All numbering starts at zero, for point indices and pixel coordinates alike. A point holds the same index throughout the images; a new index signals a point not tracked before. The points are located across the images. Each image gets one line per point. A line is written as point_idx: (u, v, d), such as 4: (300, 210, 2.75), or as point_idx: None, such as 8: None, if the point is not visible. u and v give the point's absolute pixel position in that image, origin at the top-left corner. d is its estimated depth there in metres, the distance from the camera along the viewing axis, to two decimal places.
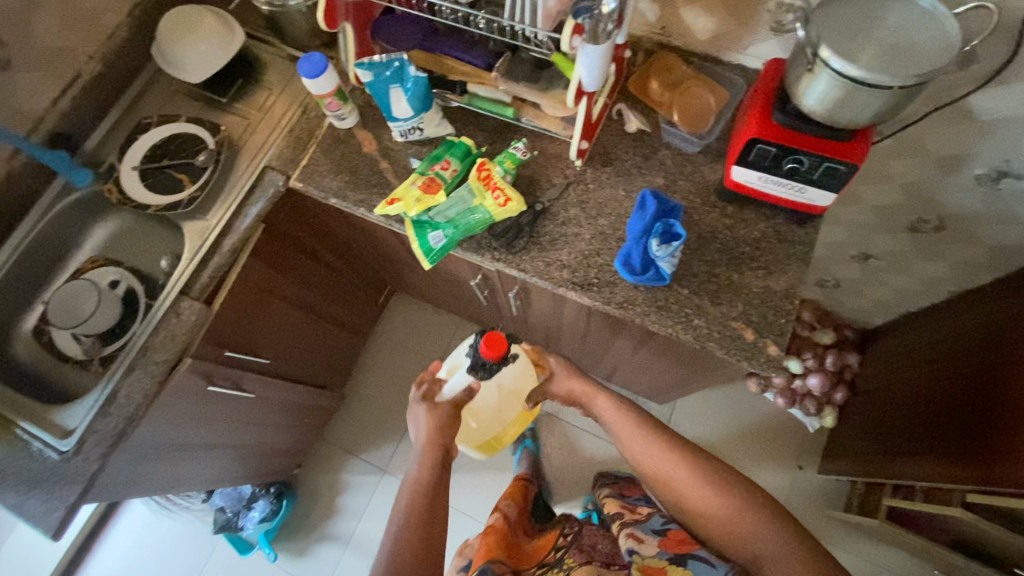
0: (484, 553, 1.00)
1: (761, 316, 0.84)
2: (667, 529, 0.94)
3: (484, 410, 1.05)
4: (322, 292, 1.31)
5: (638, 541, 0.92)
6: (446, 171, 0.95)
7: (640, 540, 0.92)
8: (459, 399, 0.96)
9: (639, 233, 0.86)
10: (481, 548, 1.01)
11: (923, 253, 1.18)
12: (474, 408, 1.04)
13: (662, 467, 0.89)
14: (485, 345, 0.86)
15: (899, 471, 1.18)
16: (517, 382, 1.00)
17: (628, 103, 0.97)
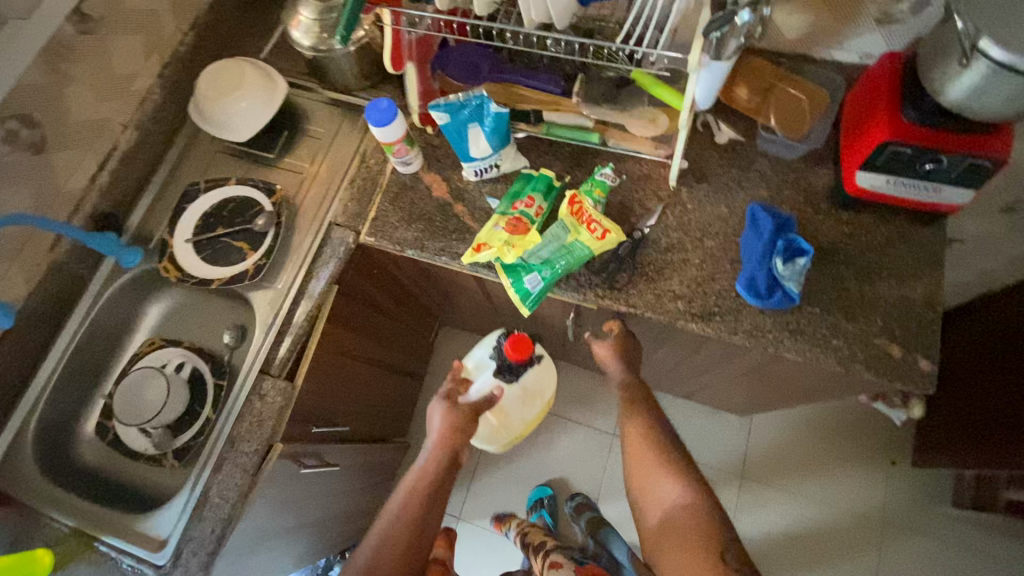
0: None
1: (904, 329, 0.78)
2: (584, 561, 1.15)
3: (511, 412, 1.17)
4: (385, 344, 1.23)
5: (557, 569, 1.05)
6: (532, 208, 0.88)
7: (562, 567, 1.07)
8: (479, 403, 1.02)
9: (759, 255, 0.80)
10: None
11: (1016, 233, 1.12)
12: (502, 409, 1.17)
13: (647, 467, 0.86)
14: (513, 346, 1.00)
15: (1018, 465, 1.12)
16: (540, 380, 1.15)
17: (714, 113, 0.91)
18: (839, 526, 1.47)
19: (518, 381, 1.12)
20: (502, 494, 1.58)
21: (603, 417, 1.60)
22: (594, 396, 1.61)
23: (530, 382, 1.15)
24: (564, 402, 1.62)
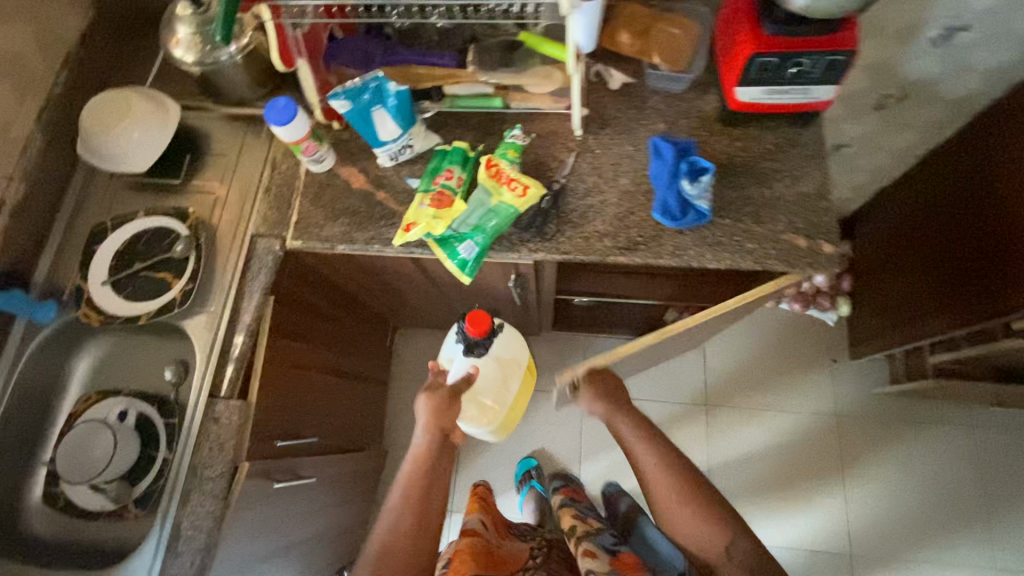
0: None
1: (806, 220, 0.86)
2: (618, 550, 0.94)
3: (495, 390, 1.15)
4: (339, 351, 1.22)
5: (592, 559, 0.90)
6: (456, 177, 0.90)
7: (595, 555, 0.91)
8: (459, 385, 1.04)
9: (667, 179, 0.86)
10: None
11: (890, 127, 1.25)
12: (481, 390, 1.14)
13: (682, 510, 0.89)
14: (471, 323, 1.02)
15: (935, 329, 1.23)
16: (511, 347, 1.14)
17: (604, 61, 0.97)
18: (800, 437, 1.58)
19: (489, 354, 1.10)
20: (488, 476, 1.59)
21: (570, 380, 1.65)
22: (558, 363, 1.67)
23: (503, 353, 1.13)
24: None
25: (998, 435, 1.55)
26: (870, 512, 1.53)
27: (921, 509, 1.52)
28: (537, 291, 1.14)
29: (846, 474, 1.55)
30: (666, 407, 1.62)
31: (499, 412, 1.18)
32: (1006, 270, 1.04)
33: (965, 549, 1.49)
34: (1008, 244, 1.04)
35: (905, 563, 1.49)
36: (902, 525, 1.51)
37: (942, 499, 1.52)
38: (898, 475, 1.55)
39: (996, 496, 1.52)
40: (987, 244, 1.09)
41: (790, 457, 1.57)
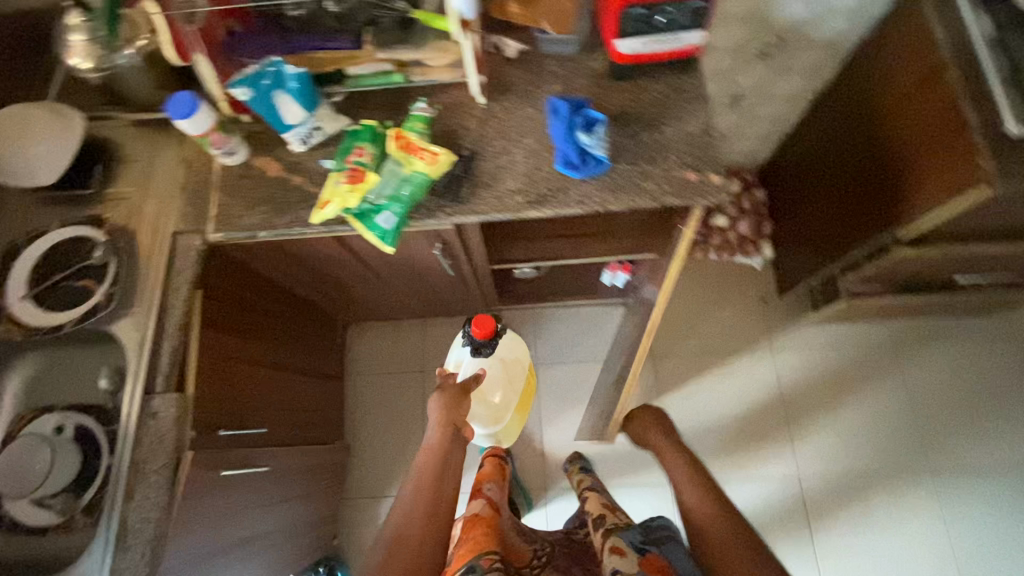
0: (471, 545, 1.05)
1: (694, 156, 0.93)
2: (646, 551, 1.00)
3: (500, 387, 1.38)
4: (284, 345, 1.23)
5: (620, 557, 0.98)
6: (369, 154, 0.93)
7: (622, 554, 0.98)
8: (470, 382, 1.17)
9: (564, 133, 0.92)
10: (467, 543, 1.07)
11: (778, 73, 1.35)
12: (488, 388, 1.36)
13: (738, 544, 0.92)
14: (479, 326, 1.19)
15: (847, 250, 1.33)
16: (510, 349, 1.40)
17: (498, 31, 1.02)
18: (749, 384, 1.67)
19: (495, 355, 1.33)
20: None
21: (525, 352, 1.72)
22: None
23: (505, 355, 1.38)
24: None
25: (925, 356, 1.67)
26: (819, 445, 1.63)
27: (864, 436, 1.63)
28: (469, 262, 1.18)
29: (791, 413, 1.65)
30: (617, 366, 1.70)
31: (502, 407, 1.43)
32: (892, 191, 1.16)
33: (905, 466, 1.60)
34: (892, 167, 1.15)
35: (853, 488, 1.60)
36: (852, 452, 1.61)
37: (881, 423, 1.64)
38: (839, 406, 1.66)
39: (928, 414, 1.64)
40: (875, 171, 1.21)
41: (743, 407, 1.65)
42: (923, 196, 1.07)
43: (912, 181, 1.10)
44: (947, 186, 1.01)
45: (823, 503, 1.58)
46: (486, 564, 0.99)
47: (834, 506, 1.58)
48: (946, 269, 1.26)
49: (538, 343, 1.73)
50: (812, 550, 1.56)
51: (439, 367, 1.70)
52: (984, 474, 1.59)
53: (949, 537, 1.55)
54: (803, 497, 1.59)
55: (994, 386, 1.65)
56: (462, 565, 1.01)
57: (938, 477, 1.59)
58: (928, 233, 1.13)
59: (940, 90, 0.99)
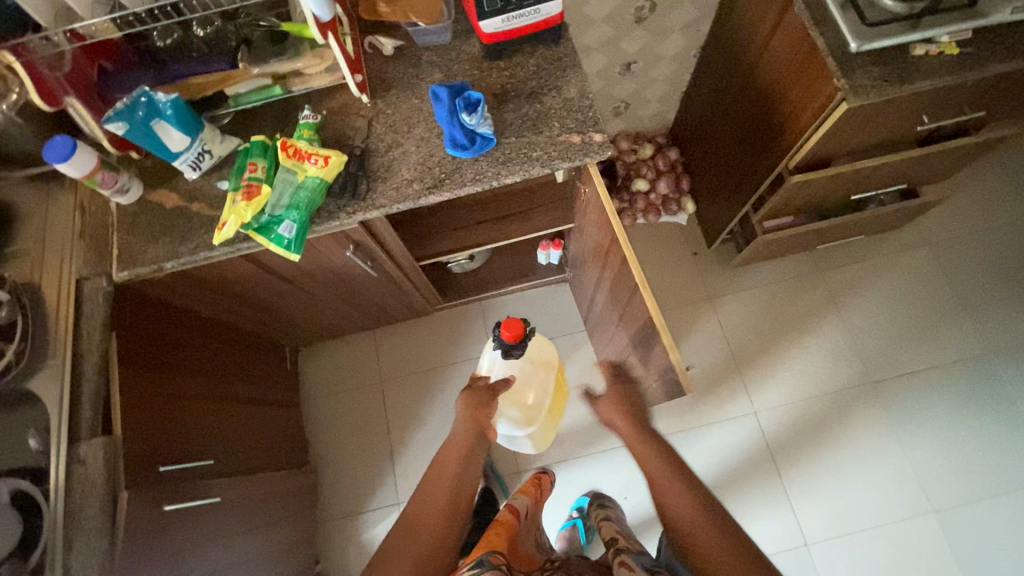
0: (485, 545, 0.95)
1: (575, 120, 0.98)
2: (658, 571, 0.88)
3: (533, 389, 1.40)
4: (223, 376, 1.22)
5: (628, 570, 0.87)
6: (263, 169, 0.94)
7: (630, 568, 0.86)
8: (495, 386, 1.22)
9: (447, 117, 0.95)
10: (481, 542, 0.97)
11: (658, 35, 1.43)
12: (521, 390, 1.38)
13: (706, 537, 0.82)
14: (509, 329, 1.16)
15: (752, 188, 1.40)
16: (541, 351, 1.42)
17: (373, 33, 1.05)
18: (697, 338, 1.71)
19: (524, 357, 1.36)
20: (422, 456, 1.62)
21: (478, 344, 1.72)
22: (464, 332, 1.73)
23: (535, 356, 1.40)
24: (441, 352, 1.71)
25: (854, 276, 1.72)
26: (770, 385, 1.65)
27: (812, 368, 1.66)
28: (393, 261, 1.20)
29: (739, 360, 1.68)
30: (568, 341, 1.73)
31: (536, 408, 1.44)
32: (776, 124, 1.23)
33: (854, 388, 1.64)
34: (771, 103, 1.22)
35: (810, 422, 1.62)
36: (806, 378, 1.65)
37: (825, 352, 1.67)
38: (782, 342, 1.69)
39: (867, 332, 1.68)
40: (758, 109, 1.28)
41: (694, 361, 1.69)
42: (798, 123, 1.15)
43: (788, 112, 1.17)
44: (816, 110, 1.08)
45: (785, 443, 1.61)
46: (491, 554, 0.90)
47: (795, 443, 1.61)
48: (839, 190, 1.35)
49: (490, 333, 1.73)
50: (783, 492, 1.57)
51: (396, 375, 1.70)
52: (927, 379, 1.63)
53: (908, 450, 1.58)
54: (764, 441, 1.61)
55: (922, 291, 1.70)
56: (473, 558, 0.90)
57: (886, 393, 1.62)
58: (812, 158, 1.21)
59: (790, 23, 1.07)
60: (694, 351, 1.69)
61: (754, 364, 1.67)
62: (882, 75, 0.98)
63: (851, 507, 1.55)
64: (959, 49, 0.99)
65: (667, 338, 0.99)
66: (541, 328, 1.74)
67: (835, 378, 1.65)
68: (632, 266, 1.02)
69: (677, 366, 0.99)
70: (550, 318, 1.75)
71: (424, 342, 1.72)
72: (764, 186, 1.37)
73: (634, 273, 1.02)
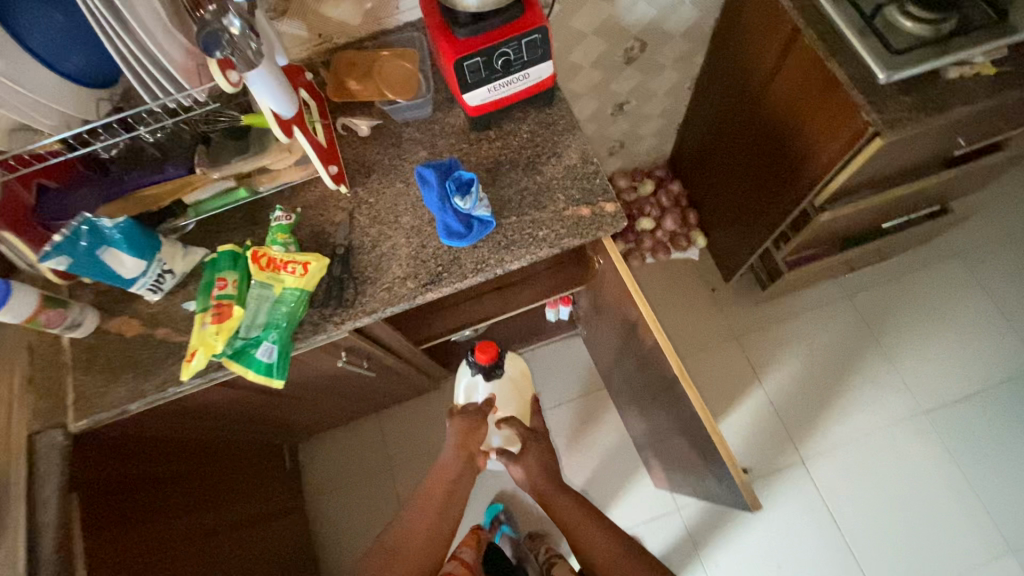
0: None
1: (582, 189, 0.87)
2: None
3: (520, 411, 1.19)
4: (211, 506, 1.07)
5: None
6: (234, 286, 0.82)
7: None
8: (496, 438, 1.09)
9: (439, 203, 0.84)
10: None
11: (650, 73, 1.34)
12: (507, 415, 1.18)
13: None
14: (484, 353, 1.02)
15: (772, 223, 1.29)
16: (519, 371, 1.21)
17: (345, 113, 0.95)
18: (727, 382, 1.58)
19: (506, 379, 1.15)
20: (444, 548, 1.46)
21: None
22: None
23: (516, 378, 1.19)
24: None
25: (884, 298, 1.61)
26: (814, 426, 1.52)
27: (856, 403, 1.53)
28: (392, 353, 1.08)
29: (775, 401, 1.55)
30: (587, 400, 1.60)
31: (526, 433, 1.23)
32: (794, 160, 1.13)
33: (904, 421, 1.51)
34: (786, 138, 1.13)
35: (863, 464, 1.48)
36: (848, 412, 1.52)
37: (867, 384, 1.54)
38: (820, 378, 1.56)
39: (908, 358, 1.56)
40: (771, 144, 1.18)
41: (727, 410, 1.56)
42: (820, 159, 1.05)
43: (807, 147, 1.07)
44: (844, 143, 0.97)
45: (839, 489, 1.47)
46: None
47: (851, 489, 1.47)
48: (868, 218, 1.24)
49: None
50: (844, 546, 1.43)
51: (406, 459, 1.56)
52: (980, 402, 1.50)
53: (972, 485, 1.45)
54: (817, 491, 1.47)
55: (957, 307, 1.58)
56: None
57: (939, 423, 1.50)
58: (839, 192, 1.11)
59: (803, 53, 0.97)
60: (726, 398, 1.56)
61: (791, 404, 1.54)
62: (914, 105, 0.88)
63: (920, 555, 1.41)
64: (993, 68, 0.90)
65: (714, 433, 0.88)
66: (557, 388, 1.61)
67: (880, 410, 1.52)
68: (664, 349, 0.90)
69: (731, 466, 0.88)
70: (566, 376, 1.62)
71: (434, 419, 1.58)
72: (785, 222, 1.26)
73: (670, 359, 0.89)
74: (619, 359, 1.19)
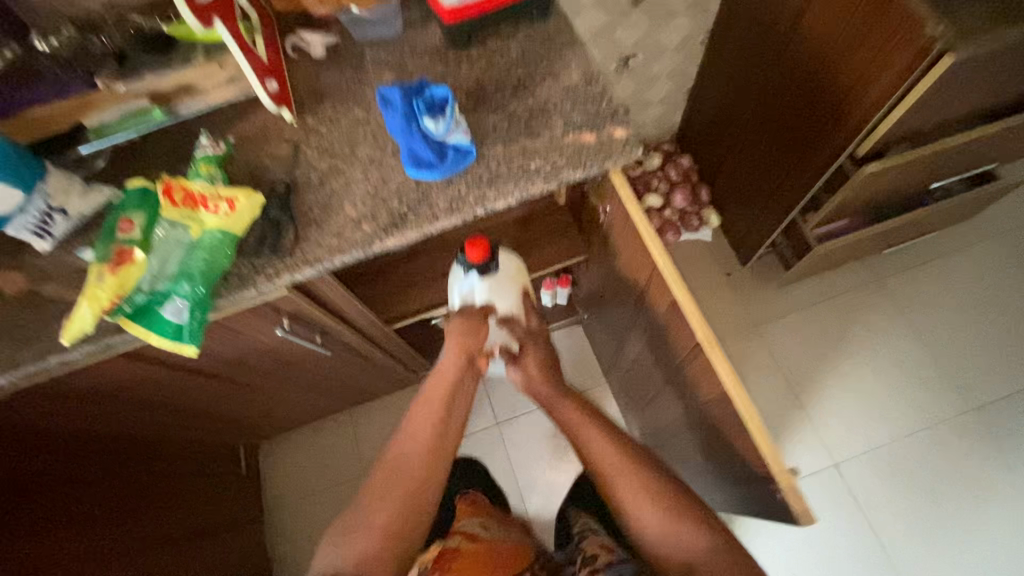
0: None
1: (583, 112, 0.69)
2: None
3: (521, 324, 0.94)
4: (134, 513, 0.87)
5: None
6: (139, 225, 0.64)
7: None
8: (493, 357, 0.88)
9: (403, 125, 0.66)
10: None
11: (659, 20, 1.18)
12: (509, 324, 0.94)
13: None
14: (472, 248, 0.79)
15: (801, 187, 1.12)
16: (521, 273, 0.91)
17: (295, 30, 0.77)
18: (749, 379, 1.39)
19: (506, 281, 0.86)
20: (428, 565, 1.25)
21: (479, 415, 1.35)
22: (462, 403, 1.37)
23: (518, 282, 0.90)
24: None
25: (921, 283, 1.43)
26: (848, 428, 1.33)
27: (896, 399, 1.34)
28: (355, 327, 0.89)
29: (803, 401, 1.36)
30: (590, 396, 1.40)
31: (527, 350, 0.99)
32: (830, 107, 0.97)
33: (950, 418, 1.32)
34: (821, 80, 0.96)
35: (907, 469, 1.29)
36: (887, 411, 1.34)
37: (906, 379, 1.36)
38: (852, 373, 1.37)
39: (953, 349, 1.38)
40: (802, 91, 1.02)
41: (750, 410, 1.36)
42: (866, 98, 0.88)
43: (850, 87, 0.91)
44: (899, 69, 0.81)
45: (881, 501, 1.28)
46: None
47: (895, 498, 1.28)
48: (913, 178, 1.07)
49: (492, 397, 1.36)
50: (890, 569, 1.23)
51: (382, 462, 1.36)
52: None
53: None
54: (856, 497, 1.28)
55: (1004, 292, 1.41)
56: None
57: (993, 421, 1.31)
58: (886, 141, 0.95)
59: None
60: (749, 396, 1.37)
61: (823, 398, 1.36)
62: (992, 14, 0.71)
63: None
64: None
65: (756, 426, 0.65)
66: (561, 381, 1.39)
67: (923, 408, 1.33)
68: (690, 315, 0.67)
69: (776, 472, 0.65)
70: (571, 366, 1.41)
71: None
72: (816, 186, 1.09)
73: (696, 329, 0.67)
74: (628, 342, 1.01)
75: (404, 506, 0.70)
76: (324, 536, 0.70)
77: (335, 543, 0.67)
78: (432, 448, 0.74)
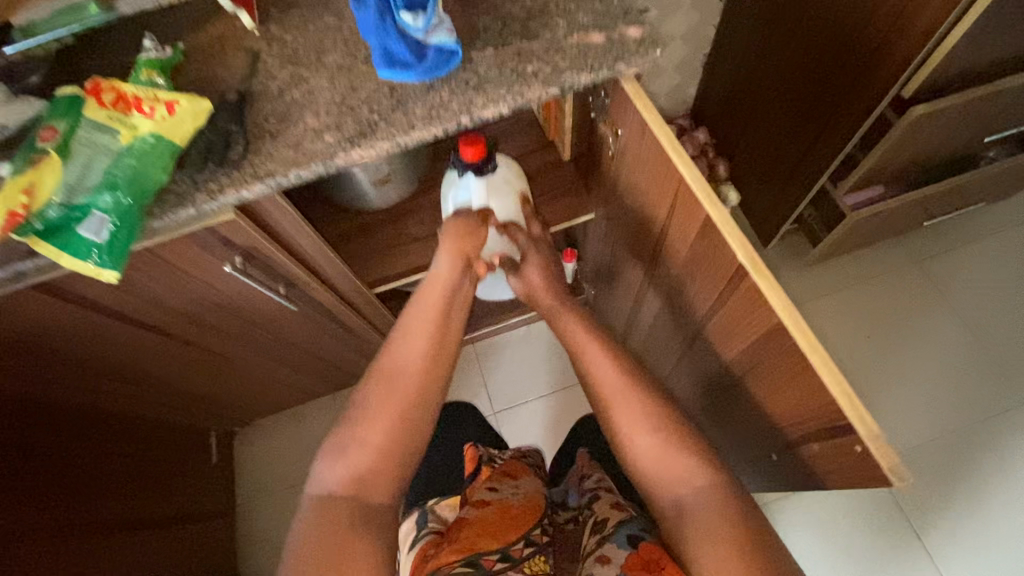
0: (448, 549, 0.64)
1: (591, 10, 0.59)
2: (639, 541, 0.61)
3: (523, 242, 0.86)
4: (88, 496, 0.76)
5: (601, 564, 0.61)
6: (60, 128, 0.53)
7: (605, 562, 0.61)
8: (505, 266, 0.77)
9: (376, 19, 0.54)
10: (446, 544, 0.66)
11: None
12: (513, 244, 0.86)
13: None
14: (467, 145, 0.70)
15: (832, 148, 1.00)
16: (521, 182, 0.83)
17: None
18: None
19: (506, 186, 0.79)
20: None
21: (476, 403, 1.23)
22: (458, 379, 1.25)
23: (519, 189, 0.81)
24: None
25: (985, 258, 1.25)
26: (908, 421, 1.14)
27: (964, 387, 1.15)
28: (328, 283, 0.77)
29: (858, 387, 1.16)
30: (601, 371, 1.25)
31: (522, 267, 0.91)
32: (865, 53, 0.84)
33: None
34: (853, 23, 0.84)
35: (977, 470, 1.10)
36: (954, 402, 1.14)
37: (977, 366, 1.17)
38: (910, 358, 1.19)
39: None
40: (828, 40, 0.89)
41: None
42: (911, 35, 0.76)
43: (890, 25, 0.78)
44: None
45: (946, 505, 1.09)
46: (475, 562, 0.62)
47: (962, 504, 1.08)
48: (964, 131, 0.95)
49: (489, 383, 1.24)
50: None
51: None
52: None
53: None
54: (915, 484, 1.09)
55: None
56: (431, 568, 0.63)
57: None
58: (937, 77, 0.84)
59: None
60: None
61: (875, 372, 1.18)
62: None
63: None
64: None
65: (828, 376, 0.47)
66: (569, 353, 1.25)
67: (999, 400, 1.14)
68: (724, 231, 0.51)
69: (864, 437, 0.46)
70: None
71: None
72: (846, 148, 0.96)
73: (734, 248, 0.50)
74: (642, 311, 0.88)
75: (404, 422, 0.59)
76: (322, 444, 0.60)
77: (330, 458, 0.58)
78: (432, 361, 0.62)
